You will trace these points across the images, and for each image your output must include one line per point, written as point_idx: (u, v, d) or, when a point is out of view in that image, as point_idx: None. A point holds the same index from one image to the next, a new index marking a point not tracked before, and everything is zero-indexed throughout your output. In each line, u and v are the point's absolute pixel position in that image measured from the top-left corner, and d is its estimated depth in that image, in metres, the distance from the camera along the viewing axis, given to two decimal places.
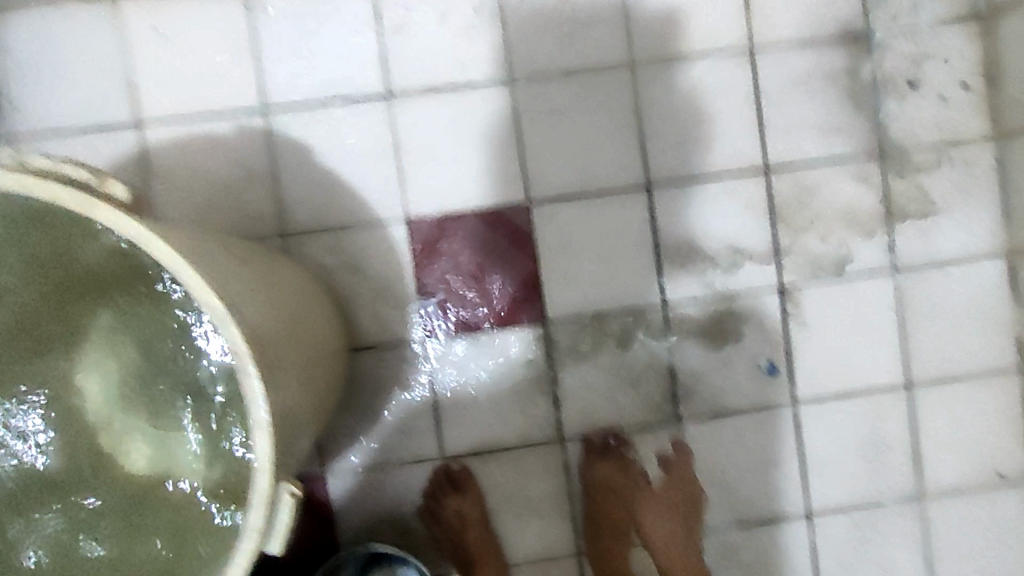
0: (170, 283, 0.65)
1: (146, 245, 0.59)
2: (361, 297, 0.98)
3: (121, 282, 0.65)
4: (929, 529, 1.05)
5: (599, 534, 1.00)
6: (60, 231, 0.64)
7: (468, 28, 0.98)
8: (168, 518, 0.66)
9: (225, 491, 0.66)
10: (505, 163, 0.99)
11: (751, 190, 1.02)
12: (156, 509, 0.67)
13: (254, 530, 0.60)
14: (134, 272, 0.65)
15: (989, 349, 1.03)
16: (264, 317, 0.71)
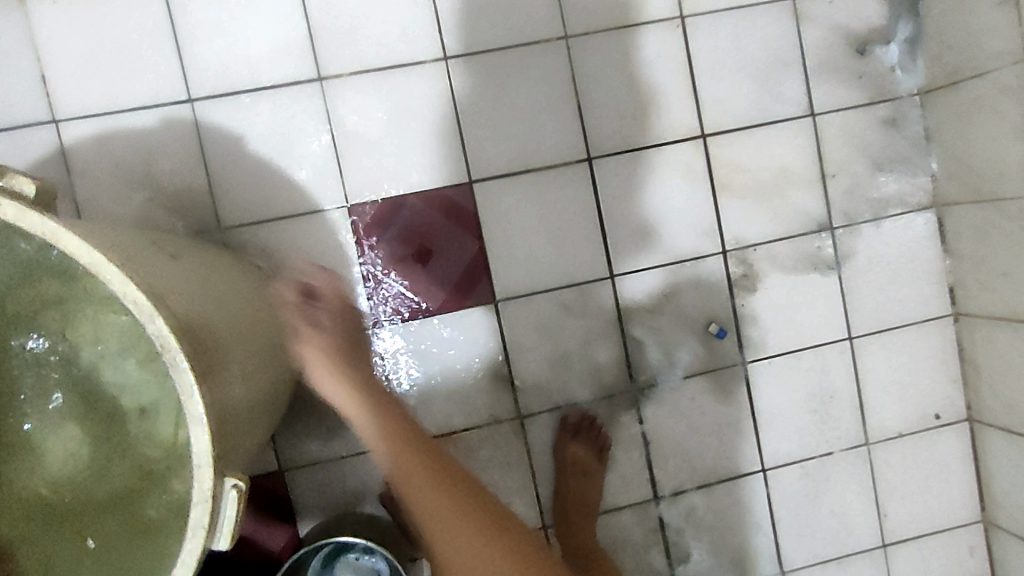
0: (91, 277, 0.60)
1: (57, 237, 0.56)
2: (296, 287, 0.93)
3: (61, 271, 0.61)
4: (876, 473, 1.09)
5: (568, 509, 1.00)
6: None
7: (397, 6, 0.96)
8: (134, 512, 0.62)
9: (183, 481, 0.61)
10: (444, 143, 0.98)
11: (691, 157, 1.03)
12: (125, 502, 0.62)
13: (199, 528, 0.58)
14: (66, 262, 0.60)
15: (922, 298, 1.08)
16: (197, 312, 0.68)
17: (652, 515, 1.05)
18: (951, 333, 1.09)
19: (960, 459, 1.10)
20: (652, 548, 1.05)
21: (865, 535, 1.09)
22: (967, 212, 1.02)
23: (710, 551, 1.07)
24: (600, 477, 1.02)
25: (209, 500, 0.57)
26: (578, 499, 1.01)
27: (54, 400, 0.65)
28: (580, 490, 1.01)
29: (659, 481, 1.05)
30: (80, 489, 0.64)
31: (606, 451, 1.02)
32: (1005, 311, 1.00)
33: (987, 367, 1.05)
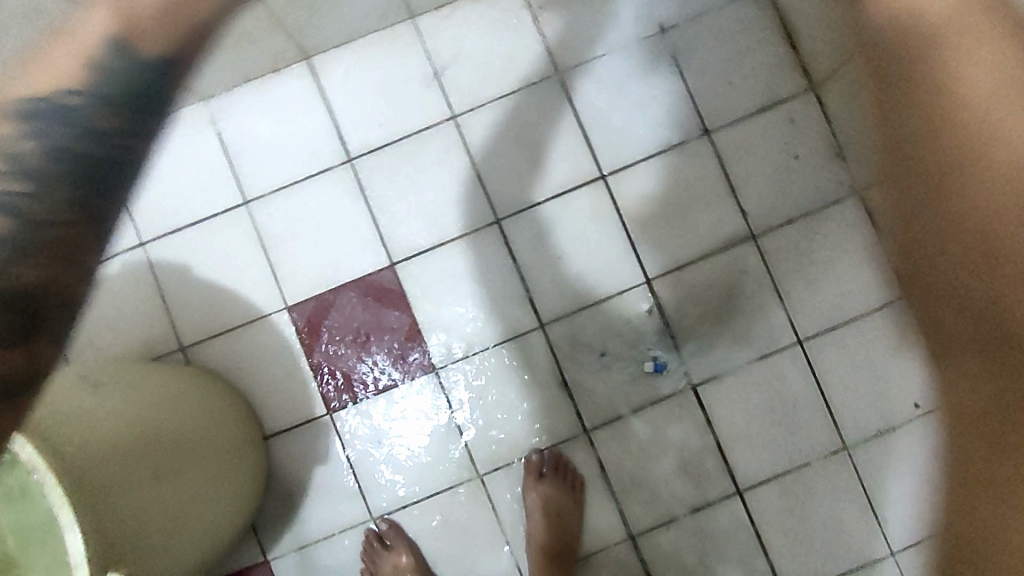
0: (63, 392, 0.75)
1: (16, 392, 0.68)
2: None
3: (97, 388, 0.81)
4: (863, 477, 1.04)
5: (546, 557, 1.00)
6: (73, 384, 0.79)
7: (300, 126, 1.08)
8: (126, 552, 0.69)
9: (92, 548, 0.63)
10: (363, 235, 1.07)
11: (596, 198, 1.07)
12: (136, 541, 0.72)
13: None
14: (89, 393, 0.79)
15: (867, 287, 1.06)
16: (115, 450, 0.73)
17: (632, 559, 1.03)
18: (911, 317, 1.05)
19: None
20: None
21: (867, 544, 1.03)
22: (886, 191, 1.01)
23: None
24: (574, 514, 1.02)
25: None
26: (551, 544, 1.01)
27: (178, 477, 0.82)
28: (551, 532, 1.01)
29: (631, 518, 1.04)
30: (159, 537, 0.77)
31: (576, 486, 1.03)
32: None
33: None
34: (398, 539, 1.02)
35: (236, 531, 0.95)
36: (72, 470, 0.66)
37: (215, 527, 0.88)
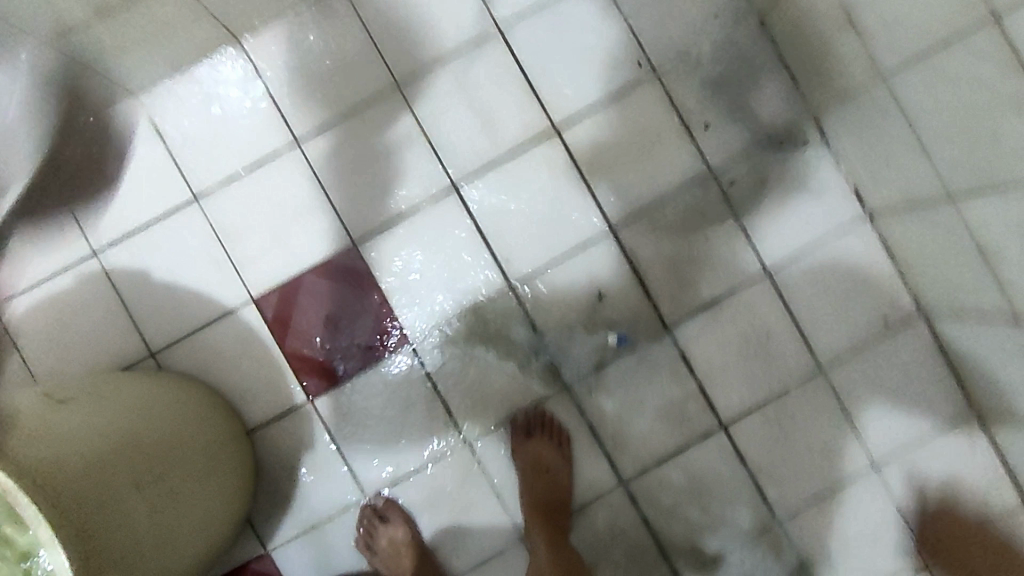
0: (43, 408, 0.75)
1: None
2: None
3: (85, 401, 0.82)
4: (840, 397, 1.06)
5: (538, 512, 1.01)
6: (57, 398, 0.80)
7: (241, 112, 1.05)
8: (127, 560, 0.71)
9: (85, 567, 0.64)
10: (320, 216, 1.05)
11: (552, 152, 1.06)
12: (135, 551, 0.73)
13: None
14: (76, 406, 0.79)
15: (827, 209, 1.06)
16: (92, 461, 0.72)
17: (626, 505, 1.05)
18: (873, 234, 1.06)
19: (928, 356, 1.06)
20: (632, 535, 1.05)
21: (851, 461, 1.06)
22: (839, 112, 1.01)
23: (693, 525, 1.05)
24: (562, 469, 1.04)
25: None
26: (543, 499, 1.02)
27: (178, 478, 0.82)
28: (542, 489, 1.02)
29: (620, 463, 1.06)
30: (164, 539, 0.78)
31: (562, 441, 1.05)
32: (904, 199, 0.97)
33: (915, 258, 1.01)
34: (394, 513, 1.03)
35: (231, 530, 0.96)
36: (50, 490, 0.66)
37: (205, 533, 0.87)
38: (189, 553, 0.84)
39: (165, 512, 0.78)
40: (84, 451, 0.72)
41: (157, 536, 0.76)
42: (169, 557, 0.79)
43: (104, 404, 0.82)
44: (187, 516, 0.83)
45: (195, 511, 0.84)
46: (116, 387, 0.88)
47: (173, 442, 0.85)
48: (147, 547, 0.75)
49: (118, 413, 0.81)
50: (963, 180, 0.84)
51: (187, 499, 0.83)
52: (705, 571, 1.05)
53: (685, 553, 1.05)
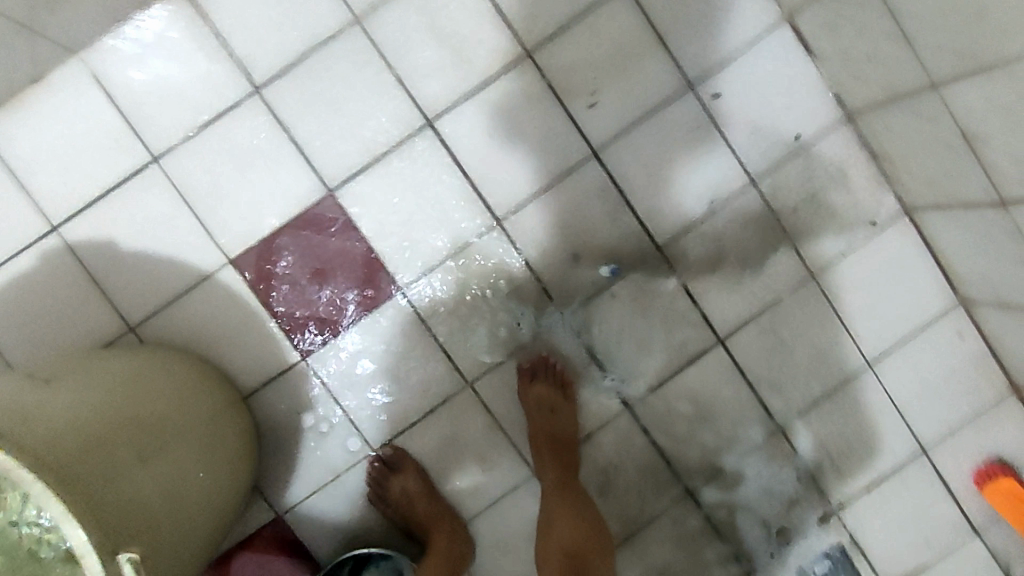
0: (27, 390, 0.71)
1: None
2: None
3: (68, 380, 0.77)
4: (832, 300, 1.07)
5: (544, 453, 1.00)
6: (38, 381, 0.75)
7: (192, 63, 0.98)
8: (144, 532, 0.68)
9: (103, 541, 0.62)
10: (292, 168, 1.00)
11: (526, 78, 1.02)
12: (151, 523, 0.70)
13: None
14: (59, 386, 0.75)
15: (808, 114, 1.05)
16: (90, 437, 0.68)
17: (634, 428, 1.06)
18: (854, 135, 1.06)
19: (914, 252, 1.08)
20: (642, 456, 1.07)
21: (847, 362, 1.08)
22: (814, 10, 0.99)
23: (700, 440, 1.07)
24: (568, 413, 1.02)
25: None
26: (550, 437, 1.01)
27: (179, 449, 0.79)
28: (550, 427, 1.01)
29: (625, 388, 1.06)
30: (176, 509, 0.75)
31: (567, 387, 1.03)
32: (885, 93, 0.96)
33: (897, 154, 1.01)
34: (407, 462, 1.02)
35: (240, 498, 0.93)
36: (53, 467, 0.62)
37: (216, 503, 0.85)
38: (203, 523, 0.81)
39: (174, 482, 0.75)
40: (79, 428, 0.68)
41: (170, 507, 0.74)
42: (185, 528, 0.77)
43: (89, 382, 0.78)
44: (196, 486, 0.80)
45: (203, 480, 0.81)
46: (98, 365, 0.84)
47: (168, 414, 0.81)
48: (161, 519, 0.72)
49: (106, 388, 0.77)
50: (945, 65, 0.83)
51: (193, 469, 0.80)
52: (715, 482, 1.07)
53: (694, 467, 1.07)
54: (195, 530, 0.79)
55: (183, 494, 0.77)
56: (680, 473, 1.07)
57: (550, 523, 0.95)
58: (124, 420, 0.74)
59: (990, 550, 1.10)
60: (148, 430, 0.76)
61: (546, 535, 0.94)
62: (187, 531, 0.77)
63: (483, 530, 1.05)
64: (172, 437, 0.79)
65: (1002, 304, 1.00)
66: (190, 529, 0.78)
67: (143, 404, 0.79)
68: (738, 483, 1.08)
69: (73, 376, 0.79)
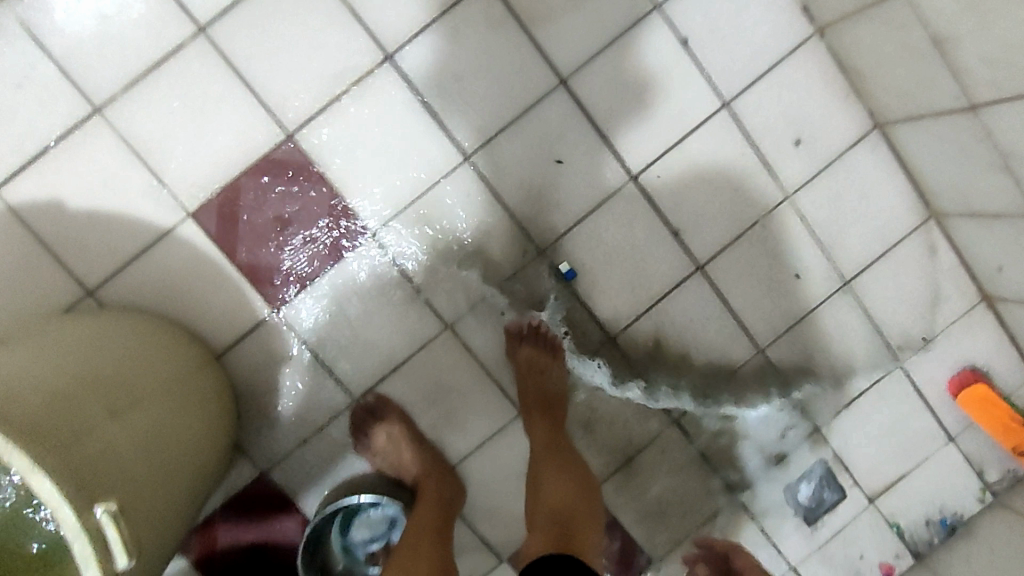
0: None
1: None
2: None
3: (26, 342, 0.73)
4: (808, 220, 1.07)
5: (531, 411, 0.99)
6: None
7: (127, 3, 0.91)
8: (126, 486, 0.66)
9: (82, 496, 0.59)
10: (247, 113, 0.95)
11: (487, 6, 0.98)
12: (133, 478, 0.68)
13: (85, 558, 0.59)
14: (17, 348, 0.71)
15: (776, 31, 1.03)
16: (53, 395, 0.65)
17: (618, 361, 1.06)
18: (822, 51, 1.04)
19: (885, 168, 1.08)
20: (627, 388, 1.06)
21: (825, 282, 1.08)
22: None
23: (684, 369, 1.07)
24: (558, 373, 1.01)
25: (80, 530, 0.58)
26: (538, 394, 1.00)
27: (154, 406, 0.76)
28: (540, 387, 1.00)
29: (606, 322, 1.05)
30: (158, 464, 0.73)
31: (556, 347, 1.02)
32: (854, 4, 0.95)
33: (867, 67, 1.00)
34: (390, 409, 1.00)
35: (222, 456, 0.91)
36: (21, 422, 0.59)
37: (197, 460, 0.82)
38: (186, 479, 0.79)
39: (152, 439, 0.73)
40: (45, 387, 0.65)
41: (151, 462, 0.71)
42: (170, 482, 0.75)
43: (50, 343, 0.74)
44: (176, 442, 0.78)
45: (181, 437, 0.79)
46: (56, 328, 0.80)
47: (139, 372, 0.78)
48: (143, 473, 0.70)
49: (69, 348, 0.74)
50: None
51: (172, 424, 0.78)
52: (700, 409, 1.08)
53: (679, 396, 1.07)
54: (180, 487, 0.77)
55: (163, 450, 0.75)
56: (667, 398, 1.07)
57: (538, 486, 0.93)
58: (92, 378, 0.71)
59: (964, 455, 1.14)
60: (119, 387, 0.73)
61: (535, 495, 0.93)
62: (173, 486, 0.75)
63: (474, 472, 1.04)
64: (146, 394, 0.76)
65: (973, 214, 1.01)
66: (175, 485, 0.76)
67: (110, 363, 0.76)
68: (723, 408, 1.08)
69: (31, 339, 0.75)
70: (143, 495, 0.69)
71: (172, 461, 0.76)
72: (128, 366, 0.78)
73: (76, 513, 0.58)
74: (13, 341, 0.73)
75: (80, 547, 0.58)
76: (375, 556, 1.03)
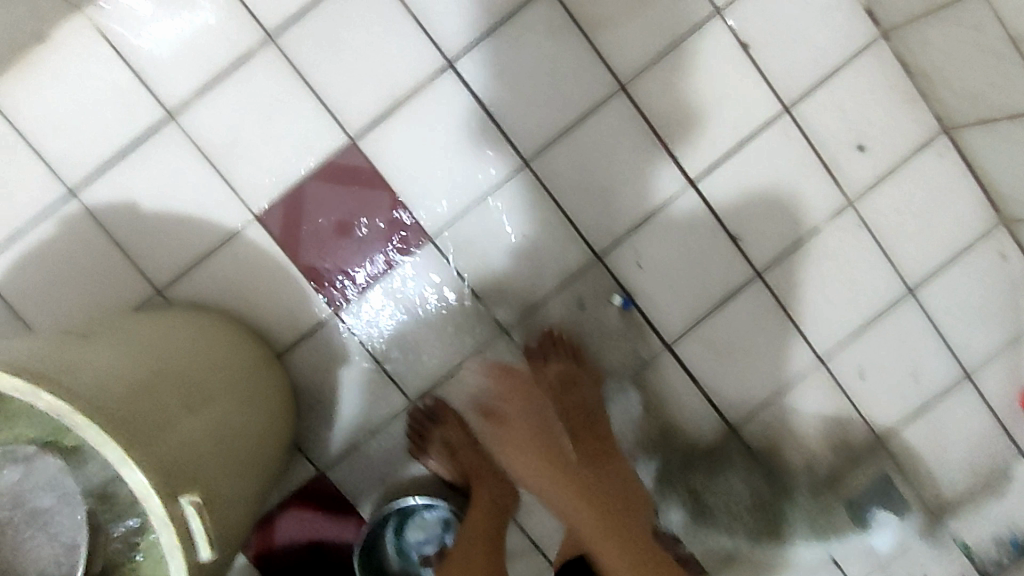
0: (69, 347, 0.70)
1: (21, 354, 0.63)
2: None
3: (106, 338, 0.76)
4: (871, 227, 1.05)
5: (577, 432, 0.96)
6: (75, 338, 0.74)
7: (202, 14, 0.95)
8: (204, 481, 0.68)
9: (169, 487, 0.61)
10: (312, 118, 0.97)
11: (548, 12, 0.98)
12: (210, 473, 0.69)
13: (171, 548, 0.60)
14: (99, 343, 0.73)
15: (840, 35, 1.02)
16: (133, 388, 0.67)
17: (676, 369, 1.04)
18: (887, 55, 1.03)
19: (953, 173, 1.05)
20: (683, 415, 1.05)
21: (889, 290, 1.05)
22: None
23: (743, 378, 1.05)
24: (590, 383, 1.01)
25: (168, 520, 0.60)
26: (579, 409, 0.98)
27: (225, 402, 0.78)
28: (579, 400, 0.98)
29: (662, 328, 1.04)
30: (229, 461, 0.74)
31: (579, 353, 1.02)
32: (924, 4, 0.93)
33: (936, 70, 0.98)
34: (446, 411, 1.01)
35: (283, 455, 0.92)
36: (112, 414, 0.61)
37: (262, 455, 0.84)
38: (253, 476, 0.80)
39: (223, 435, 0.75)
40: (128, 381, 0.67)
41: (223, 458, 0.73)
42: (241, 477, 0.77)
43: (128, 339, 0.77)
44: (245, 439, 0.79)
45: (249, 434, 0.81)
46: (131, 325, 0.82)
47: (211, 370, 0.80)
48: (217, 469, 0.71)
49: (146, 345, 0.76)
50: None
51: (241, 421, 0.80)
52: (758, 419, 1.06)
53: (737, 405, 1.05)
54: (248, 483, 0.78)
55: (234, 446, 0.77)
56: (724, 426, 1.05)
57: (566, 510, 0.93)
58: (170, 375, 0.73)
59: None
60: (194, 384, 0.75)
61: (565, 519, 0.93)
62: (243, 482, 0.77)
63: None
64: (217, 391, 0.78)
65: None
66: (244, 480, 0.77)
67: (183, 359, 0.78)
68: (783, 421, 1.06)
69: (111, 334, 0.78)
70: (220, 489, 0.70)
71: (242, 457, 0.78)
72: (202, 363, 0.80)
73: (163, 503, 0.60)
74: (93, 336, 0.76)
75: (163, 536, 0.60)
76: (430, 560, 1.03)
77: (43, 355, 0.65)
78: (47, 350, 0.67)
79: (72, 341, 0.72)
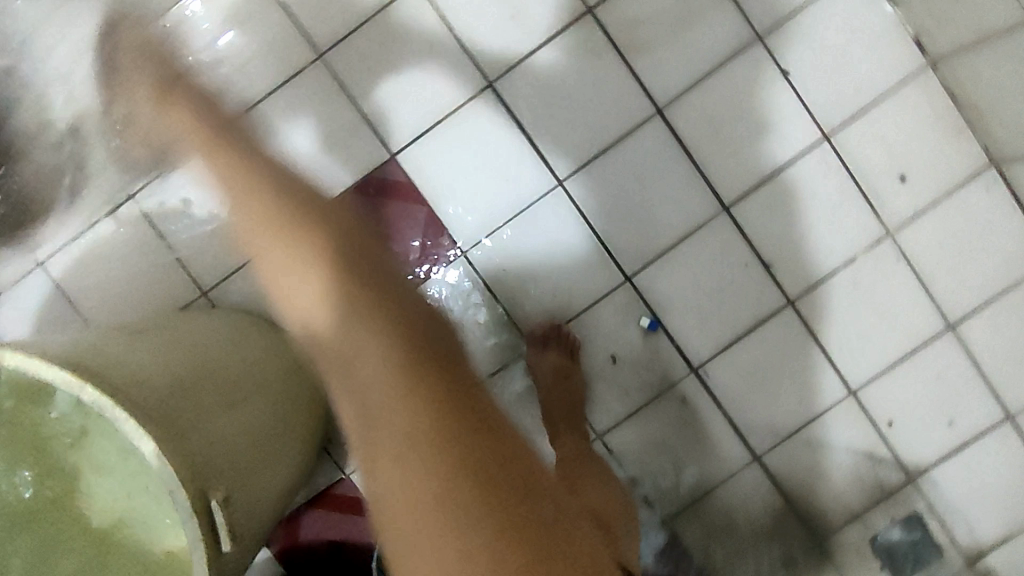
0: (117, 342, 0.74)
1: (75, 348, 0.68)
2: None
3: (153, 334, 0.80)
4: (911, 259, 1.02)
5: (555, 419, 0.97)
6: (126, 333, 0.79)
7: (256, 33, 1.00)
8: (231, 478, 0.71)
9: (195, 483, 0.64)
10: (354, 133, 1.01)
11: (587, 36, 1.00)
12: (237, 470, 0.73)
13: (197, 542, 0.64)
14: (146, 339, 0.78)
15: (884, 64, 1.00)
16: (171, 385, 0.71)
17: (701, 392, 1.04)
18: (934, 85, 1.00)
19: (1001, 207, 1.01)
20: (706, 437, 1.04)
21: (927, 324, 1.03)
22: None
23: (770, 406, 1.04)
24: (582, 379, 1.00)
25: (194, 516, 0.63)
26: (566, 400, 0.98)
27: (258, 402, 0.82)
28: (569, 395, 0.98)
29: (689, 351, 1.04)
30: (257, 459, 0.78)
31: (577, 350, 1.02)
32: (973, 34, 0.91)
33: (984, 101, 0.95)
34: None
35: (311, 455, 0.96)
36: (149, 412, 0.65)
37: (291, 455, 0.87)
38: (280, 475, 0.84)
39: (253, 434, 0.78)
40: (168, 379, 0.71)
41: (251, 456, 0.76)
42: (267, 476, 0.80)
43: (172, 336, 0.81)
44: (275, 440, 0.83)
45: (279, 433, 0.84)
46: (175, 322, 0.87)
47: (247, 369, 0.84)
48: (246, 469, 0.75)
49: (188, 343, 0.80)
50: None
51: (273, 421, 0.83)
52: (784, 448, 1.04)
53: (763, 433, 1.04)
54: (275, 481, 0.82)
55: (264, 445, 0.80)
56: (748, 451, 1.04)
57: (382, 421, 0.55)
58: (209, 374, 0.77)
59: None
60: (229, 384, 0.79)
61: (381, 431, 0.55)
62: (269, 481, 0.80)
63: None
64: (251, 391, 0.82)
65: None
66: (270, 479, 0.81)
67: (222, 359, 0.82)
68: (809, 451, 1.04)
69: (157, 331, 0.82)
70: (245, 486, 0.74)
71: (270, 456, 0.81)
72: (239, 363, 0.83)
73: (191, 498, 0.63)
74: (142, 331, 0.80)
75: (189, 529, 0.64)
76: None
77: (95, 351, 0.69)
78: (98, 344, 0.71)
79: (121, 336, 0.76)
